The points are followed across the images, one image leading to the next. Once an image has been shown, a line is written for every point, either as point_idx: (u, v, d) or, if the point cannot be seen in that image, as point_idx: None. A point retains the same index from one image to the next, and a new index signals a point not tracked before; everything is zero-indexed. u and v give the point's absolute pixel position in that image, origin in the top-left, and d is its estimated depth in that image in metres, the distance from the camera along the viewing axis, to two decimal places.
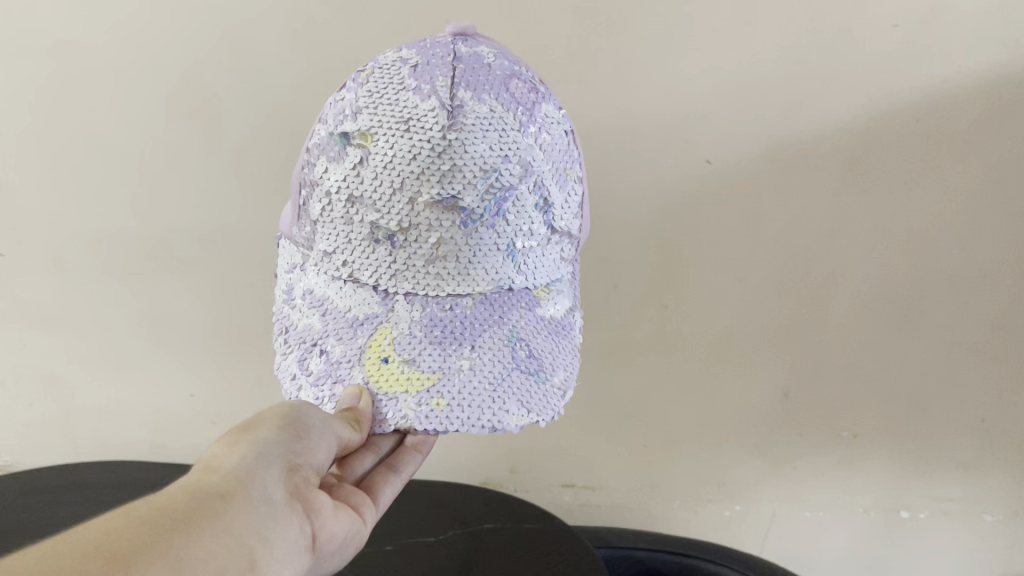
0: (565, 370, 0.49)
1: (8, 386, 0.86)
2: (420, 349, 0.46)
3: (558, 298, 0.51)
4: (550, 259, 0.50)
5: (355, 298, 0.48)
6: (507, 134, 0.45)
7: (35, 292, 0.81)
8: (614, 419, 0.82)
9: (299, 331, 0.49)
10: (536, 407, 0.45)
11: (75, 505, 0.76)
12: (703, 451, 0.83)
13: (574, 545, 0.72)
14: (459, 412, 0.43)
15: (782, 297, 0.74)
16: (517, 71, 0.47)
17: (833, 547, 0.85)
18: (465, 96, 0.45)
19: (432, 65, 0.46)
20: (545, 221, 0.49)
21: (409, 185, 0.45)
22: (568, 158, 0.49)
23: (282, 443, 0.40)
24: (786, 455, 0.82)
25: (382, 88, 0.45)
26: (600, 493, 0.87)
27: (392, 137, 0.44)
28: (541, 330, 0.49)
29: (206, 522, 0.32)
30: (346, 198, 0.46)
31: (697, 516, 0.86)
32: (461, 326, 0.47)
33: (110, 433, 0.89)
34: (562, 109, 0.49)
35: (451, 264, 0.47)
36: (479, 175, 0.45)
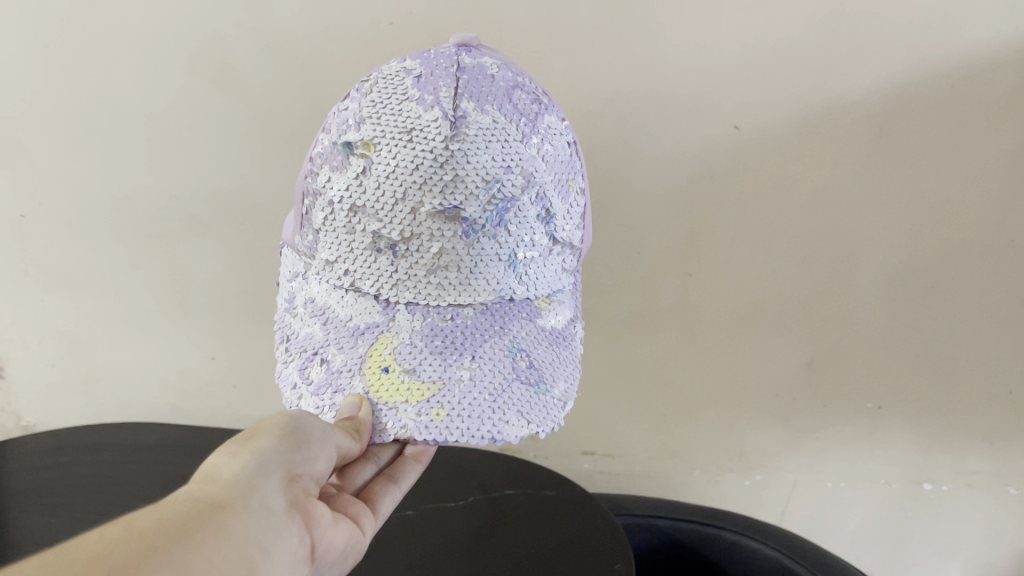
0: (566, 382, 0.48)
1: (30, 347, 0.86)
2: (421, 359, 0.45)
3: (559, 308, 0.51)
4: (551, 270, 0.50)
5: (356, 308, 0.47)
6: (510, 144, 0.44)
7: (57, 254, 0.81)
8: (635, 387, 0.82)
9: (300, 339, 0.49)
10: (535, 418, 0.44)
11: (99, 467, 0.77)
12: (723, 421, 0.82)
13: (595, 512, 0.72)
14: (460, 426, 0.43)
15: (807, 266, 0.73)
16: (521, 83, 0.47)
17: (853, 518, 0.84)
18: (468, 107, 0.44)
19: (435, 76, 0.45)
20: (547, 232, 0.48)
21: (411, 195, 0.44)
22: (571, 170, 0.49)
23: (285, 452, 0.39)
24: (807, 424, 0.81)
25: (386, 98, 0.45)
26: (620, 461, 0.86)
27: (395, 147, 0.44)
28: (543, 340, 0.48)
29: (208, 531, 0.32)
30: (347, 206, 0.46)
31: (716, 485, 0.86)
32: (461, 335, 0.46)
33: (131, 394, 0.89)
34: (564, 121, 0.49)
35: (453, 274, 0.47)
36: (481, 186, 0.44)
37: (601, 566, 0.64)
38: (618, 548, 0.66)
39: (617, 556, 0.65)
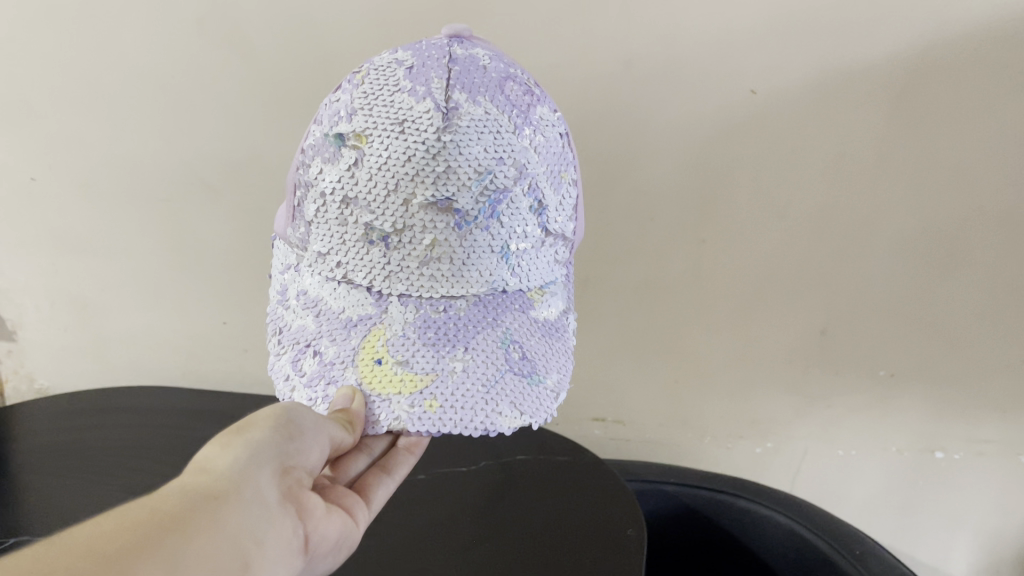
0: (559, 372, 0.49)
1: (42, 310, 0.86)
2: (414, 351, 0.45)
3: (552, 300, 0.51)
4: (544, 261, 0.50)
5: (349, 300, 0.47)
6: (502, 135, 0.44)
7: (68, 217, 0.81)
8: (646, 353, 0.82)
9: (293, 331, 0.48)
10: (528, 409, 0.45)
11: (112, 431, 0.78)
12: (735, 389, 0.82)
13: (607, 479, 0.72)
14: (454, 417, 0.44)
15: (822, 233, 0.73)
16: (513, 73, 0.46)
17: (864, 485, 0.84)
18: (460, 98, 0.43)
19: (427, 67, 0.44)
20: (539, 223, 0.48)
21: (402, 186, 0.44)
22: (563, 161, 0.48)
23: (276, 444, 0.39)
24: (819, 392, 0.81)
25: (377, 89, 0.44)
26: (630, 428, 0.86)
27: (387, 138, 0.43)
28: (535, 331, 0.49)
29: (203, 524, 0.32)
30: (338, 199, 0.45)
31: (727, 451, 0.86)
32: (454, 327, 0.47)
33: (143, 358, 0.90)
34: (557, 111, 0.48)
35: (446, 266, 0.46)
36: (474, 177, 0.44)
37: (612, 533, 0.64)
38: (629, 514, 0.66)
39: (629, 521, 0.65)
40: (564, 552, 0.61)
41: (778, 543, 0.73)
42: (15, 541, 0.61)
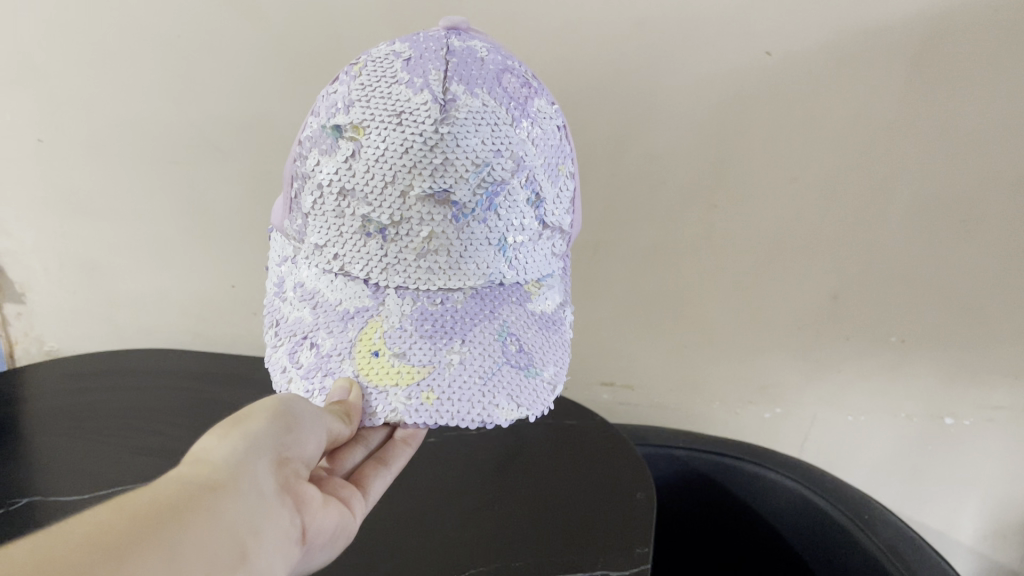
0: (556, 365, 0.48)
1: (52, 272, 0.86)
2: (411, 343, 0.45)
3: (549, 293, 0.50)
4: (541, 254, 0.49)
5: (345, 292, 0.46)
6: (499, 127, 0.44)
7: (76, 178, 0.80)
8: (656, 318, 0.81)
9: (290, 324, 0.48)
10: (525, 401, 0.45)
11: (122, 393, 0.78)
12: (745, 354, 0.82)
13: (616, 442, 0.72)
14: (451, 410, 0.43)
15: (835, 197, 0.72)
16: (511, 66, 0.46)
17: (872, 450, 0.84)
18: (457, 90, 0.43)
19: (425, 59, 0.45)
20: (537, 216, 0.47)
21: (400, 177, 0.43)
22: (560, 154, 0.48)
23: (273, 434, 0.38)
24: (830, 357, 0.80)
25: (375, 81, 0.44)
26: (639, 393, 0.86)
27: (385, 130, 0.43)
28: (532, 325, 0.48)
29: (204, 513, 0.31)
30: (335, 189, 0.45)
31: (736, 417, 0.86)
32: (451, 319, 0.46)
33: (152, 321, 0.90)
34: (554, 104, 0.48)
35: (443, 259, 0.46)
36: (471, 169, 0.43)
37: (623, 495, 0.64)
38: (640, 477, 0.67)
39: (640, 485, 0.66)
40: (576, 514, 0.62)
41: (787, 510, 0.73)
42: (26, 501, 0.62)
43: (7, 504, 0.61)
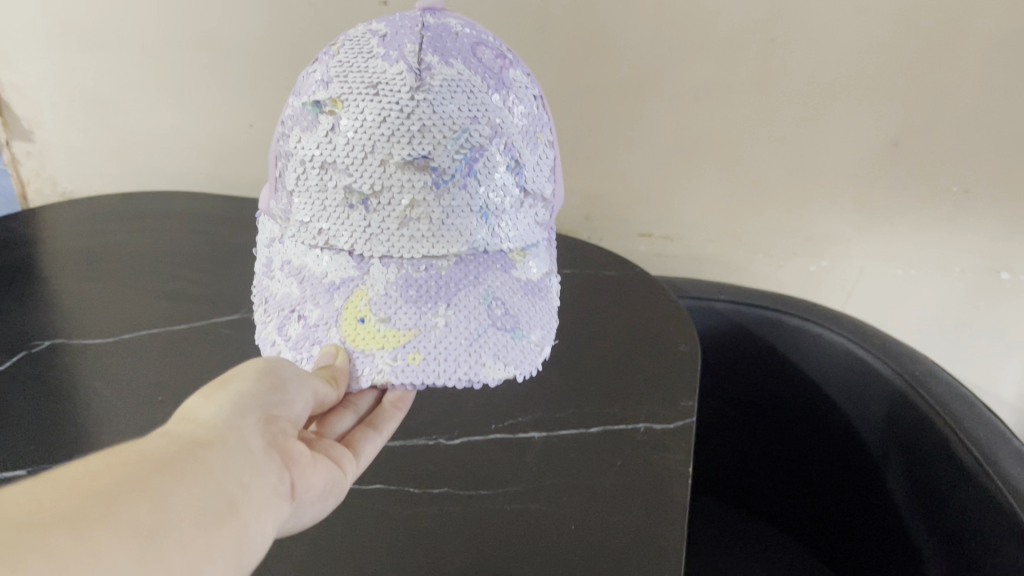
0: (543, 328, 0.44)
1: (60, 108, 0.82)
2: (396, 307, 0.40)
3: (535, 261, 0.45)
4: (526, 221, 0.44)
5: (326, 266, 0.41)
6: (475, 95, 0.40)
7: (79, 5, 0.74)
8: (701, 165, 0.76)
9: (277, 301, 0.43)
10: (513, 360, 0.41)
11: (140, 237, 0.75)
12: (793, 204, 0.77)
13: (656, 292, 0.69)
14: (438, 371, 0.39)
15: (906, 31, 0.65)
16: (485, 40, 0.43)
17: (920, 305, 0.81)
18: (433, 61, 0.40)
19: (401, 34, 0.41)
20: (517, 183, 0.42)
21: (375, 142, 0.39)
22: (539, 122, 0.44)
23: (259, 393, 0.35)
24: (884, 207, 0.76)
25: (351, 58, 0.41)
26: (678, 244, 0.83)
27: (361, 102, 0.39)
28: (518, 290, 0.43)
29: (200, 477, 0.28)
30: (313, 162, 0.40)
31: (778, 270, 0.82)
32: (436, 285, 0.41)
33: (167, 164, 0.85)
34: (530, 75, 0.45)
35: (426, 225, 0.40)
36: (449, 135, 0.39)
37: (666, 349, 0.62)
38: (684, 329, 0.64)
39: (683, 337, 0.63)
40: (616, 371, 0.59)
41: (830, 364, 0.70)
42: (48, 344, 0.60)
43: (28, 346, 0.60)
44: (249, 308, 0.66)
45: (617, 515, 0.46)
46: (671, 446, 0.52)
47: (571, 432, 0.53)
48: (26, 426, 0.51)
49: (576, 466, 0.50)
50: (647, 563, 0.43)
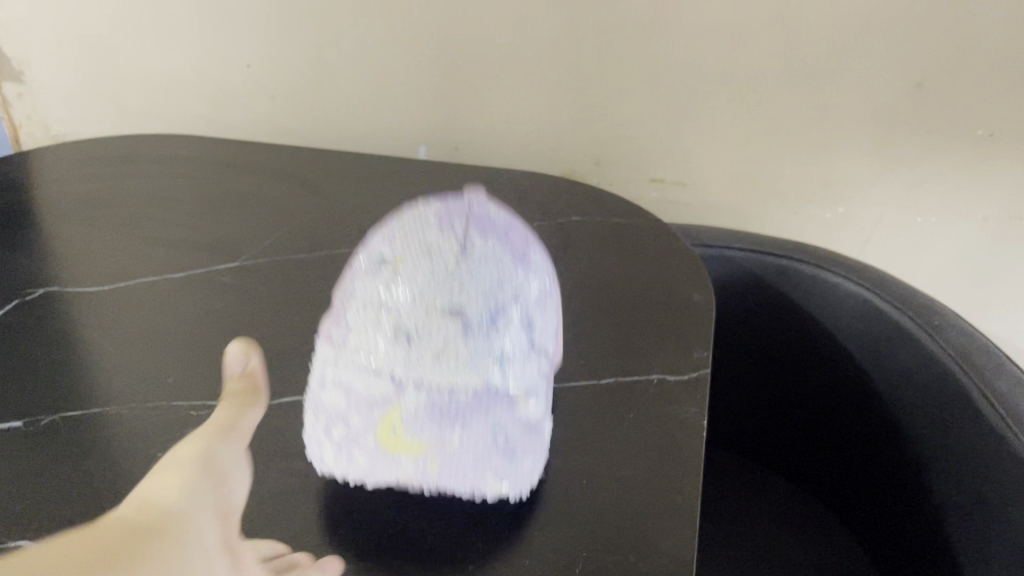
0: (540, 451, 0.44)
1: (52, 47, 0.79)
2: (422, 423, 0.41)
3: (536, 399, 0.43)
4: (529, 369, 0.43)
5: (366, 381, 0.42)
6: (506, 273, 0.43)
7: None
8: (716, 108, 0.74)
9: (316, 403, 0.43)
10: (510, 474, 0.43)
11: (137, 183, 0.73)
12: (811, 148, 0.75)
13: (667, 239, 0.67)
14: (448, 484, 0.43)
15: None
16: (516, 224, 0.46)
17: (938, 253, 0.79)
18: (473, 236, 0.43)
19: (452, 214, 0.44)
20: (528, 338, 0.43)
21: (419, 296, 0.42)
22: (549, 286, 0.46)
23: (205, 480, 0.33)
24: (904, 152, 0.73)
25: (404, 228, 0.44)
26: (690, 190, 0.80)
27: (416, 264, 0.42)
28: (520, 428, 0.43)
29: (144, 569, 0.25)
30: (369, 301, 0.42)
31: (793, 217, 0.80)
32: (457, 410, 0.41)
33: (163, 106, 0.82)
34: (552, 272, 0.48)
35: (453, 361, 0.41)
36: (483, 308, 0.42)
37: (680, 298, 0.60)
38: (698, 278, 0.62)
39: (698, 286, 0.61)
40: (627, 320, 0.58)
41: (846, 313, 0.68)
42: (43, 292, 0.59)
43: (23, 294, 0.59)
44: (249, 256, 0.64)
45: (630, 471, 0.46)
46: (685, 399, 0.50)
47: (582, 385, 0.52)
48: (26, 393, 0.51)
49: (587, 422, 0.49)
50: (662, 523, 0.43)
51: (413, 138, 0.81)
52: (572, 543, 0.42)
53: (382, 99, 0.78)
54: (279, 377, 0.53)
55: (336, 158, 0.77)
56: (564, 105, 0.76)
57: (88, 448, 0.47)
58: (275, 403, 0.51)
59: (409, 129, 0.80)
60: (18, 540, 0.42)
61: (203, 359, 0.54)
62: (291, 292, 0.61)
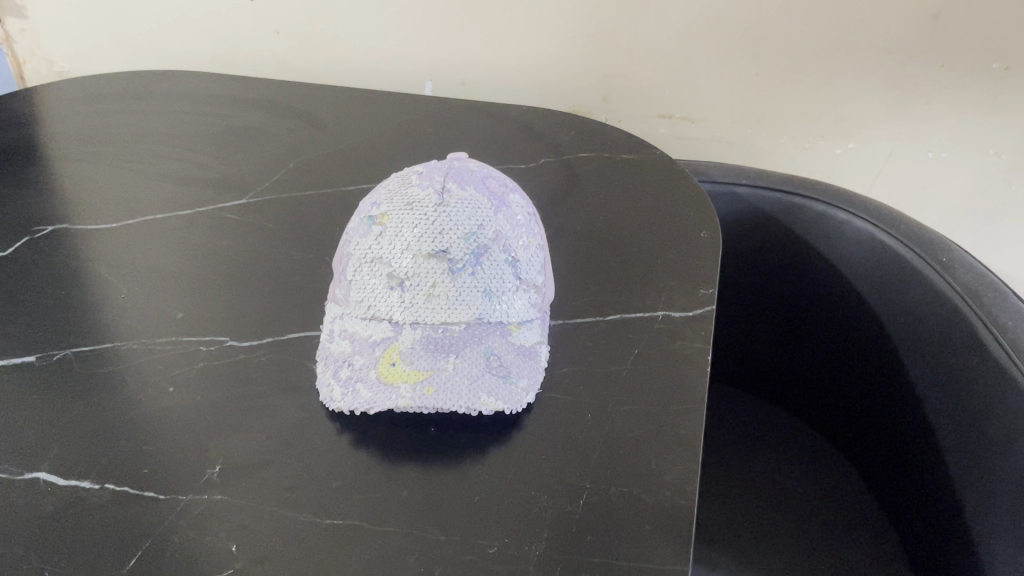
0: (537, 372, 0.47)
1: None
2: (420, 354, 0.45)
3: (530, 330, 0.48)
4: (518, 300, 0.48)
5: (371, 329, 0.47)
6: (482, 210, 0.49)
7: None
8: (727, 42, 0.72)
9: (327, 357, 0.48)
10: (505, 394, 0.45)
11: (140, 122, 0.72)
12: (823, 81, 0.73)
13: (677, 176, 0.67)
14: (443, 406, 0.44)
15: None
16: (493, 173, 0.52)
17: (949, 189, 0.78)
18: (452, 186, 0.49)
19: (433, 171, 0.51)
20: (514, 274, 0.49)
21: (410, 245, 0.47)
22: (532, 230, 0.51)
23: None
24: (918, 87, 0.72)
25: (394, 187, 0.50)
26: (700, 127, 0.79)
27: (402, 214, 0.48)
28: (515, 351, 0.47)
29: None
30: (366, 258, 0.48)
31: (804, 155, 0.79)
32: (450, 340, 0.46)
33: (167, 42, 0.81)
34: (534, 213, 0.53)
35: (443, 300, 0.47)
36: (462, 238, 0.48)
37: (686, 235, 0.60)
38: (705, 215, 0.62)
39: (705, 224, 0.61)
40: (632, 257, 0.58)
41: (855, 252, 0.68)
42: (51, 230, 0.59)
43: (31, 232, 0.59)
44: (254, 193, 0.64)
45: (634, 404, 0.47)
46: (691, 335, 0.51)
47: (586, 321, 0.52)
48: (36, 330, 0.51)
49: (592, 357, 0.50)
50: (666, 456, 0.44)
51: (419, 74, 0.80)
52: (577, 472, 0.43)
53: (386, 33, 0.77)
54: (286, 314, 0.53)
55: (342, 93, 0.76)
56: (573, 38, 0.74)
57: (98, 382, 0.48)
58: (283, 338, 0.51)
59: (414, 64, 0.79)
60: (32, 472, 0.43)
61: (209, 295, 0.54)
62: (296, 229, 0.61)
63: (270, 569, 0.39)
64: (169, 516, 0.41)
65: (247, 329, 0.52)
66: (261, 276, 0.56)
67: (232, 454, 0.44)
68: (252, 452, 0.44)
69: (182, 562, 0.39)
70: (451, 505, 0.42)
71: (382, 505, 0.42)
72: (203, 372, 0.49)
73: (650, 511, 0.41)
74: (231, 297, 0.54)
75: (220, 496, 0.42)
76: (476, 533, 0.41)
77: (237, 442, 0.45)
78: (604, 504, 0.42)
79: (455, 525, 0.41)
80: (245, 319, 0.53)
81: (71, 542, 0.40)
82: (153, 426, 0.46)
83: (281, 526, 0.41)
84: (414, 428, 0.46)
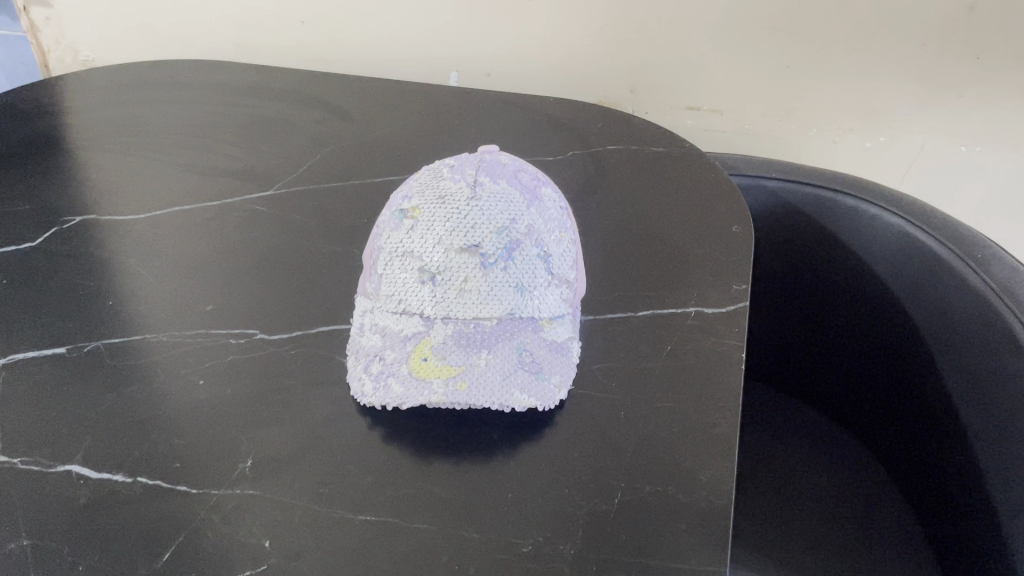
0: (569, 369, 0.47)
1: None
2: (452, 349, 0.45)
3: (561, 326, 0.48)
4: (550, 295, 0.48)
5: (402, 323, 0.46)
6: (514, 204, 0.48)
7: None
8: (756, 33, 0.71)
9: (358, 351, 0.47)
10: (537, 391, 0.45)
11: (167, 112, 0.72)
12: (855, 74, 0.72)
13: (706, 169, 0.66)
14: (475, 403, 0.43)
15: None
16: (525, 166, 0.51)
17: (981, 182, 0.77)
18: (483, 180, 0.49)
19: (464, 164, 0.50)
20: (546, 269, 0.48)
21: (441, 239, 0.47)
22: (563, 224, 0.50)
23: None
24: (951, 80, 0.71)
25: (424, 180, 0.50)
26: (728, 119, 0.78)
27: (433, 207, 0.48)
28: (547, 347, 0.46)
29: None
30: (397, 252, 0.48)
31: (834, 147, 0.78)
32: (482, 335, 0.45)
33: (193, 31, 0.80)
34: (566, 208, 0.52)
35: (475, 295, 0.46)
36: (494, 232, 0.47)
37: (717, 229, 0.59)
38: (735, 210, 0.61)
39: (735, 218, 0.60)
40: (663, 251, 0.57)
41: (886, 247, 0.67)
42: (79, 221, 0.59)
43: (59, 222, 0.59)
44: (282, 184, 0.64)
45: (668, 401, 0.46)
46: (724, 331, 0.50)
47: (617, 316, 0.52)
48: (66, 322, 0.51)
49: (624, 353, 0.49)
50: (700, 454, 0.43)
51: (446, 64, 0.79)
52: (611, 470, 0.43)
53: (415, 23, 0.76)
54: (315, 306, 0.53)
55: (368, 83, 0.76)
56: (601, 29, 0.74)
57: (129, 374, 0.48)
58: (312, 331, 0.51)
59: (441, 54, 0.78)
60: (65, 466, 0.43)
61: (239, 287, 0.54)
62: (325, 220, 0.60)
63: (303, 565, 0.39)
64: (201, 510, 0.41)
65: (276, 322, 0.52)
66: (290, 268, 0.56)
67: (263, 448, 0.44)
68: (283, 447, 0.44)
69: (214, 558, 0.39)
70: (483, 502, 0.41)
71: (415, 501, 0.42)
72: (233, 365, 0.49)
73: (685, 510, 0.41)
74: (261, 289, 0.54)
75: (251, 491, 0.42)
76: (509, 530, 0.40)
77: (267, 436, 0.45)
78: (639, 503, 0.41)
79: (488, 522, 0.41)
80: (274, 312, 0.53)
81: (103, 537, 0.40)
82: (184, 419, 0.45)
83: (313, 522, 0.41)
84: (446, 423, 0.45)
